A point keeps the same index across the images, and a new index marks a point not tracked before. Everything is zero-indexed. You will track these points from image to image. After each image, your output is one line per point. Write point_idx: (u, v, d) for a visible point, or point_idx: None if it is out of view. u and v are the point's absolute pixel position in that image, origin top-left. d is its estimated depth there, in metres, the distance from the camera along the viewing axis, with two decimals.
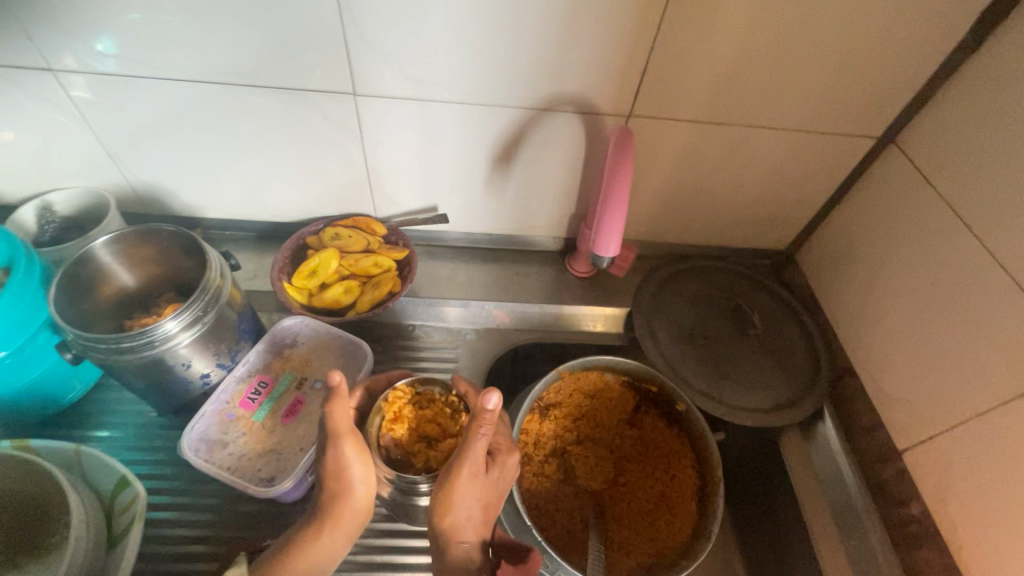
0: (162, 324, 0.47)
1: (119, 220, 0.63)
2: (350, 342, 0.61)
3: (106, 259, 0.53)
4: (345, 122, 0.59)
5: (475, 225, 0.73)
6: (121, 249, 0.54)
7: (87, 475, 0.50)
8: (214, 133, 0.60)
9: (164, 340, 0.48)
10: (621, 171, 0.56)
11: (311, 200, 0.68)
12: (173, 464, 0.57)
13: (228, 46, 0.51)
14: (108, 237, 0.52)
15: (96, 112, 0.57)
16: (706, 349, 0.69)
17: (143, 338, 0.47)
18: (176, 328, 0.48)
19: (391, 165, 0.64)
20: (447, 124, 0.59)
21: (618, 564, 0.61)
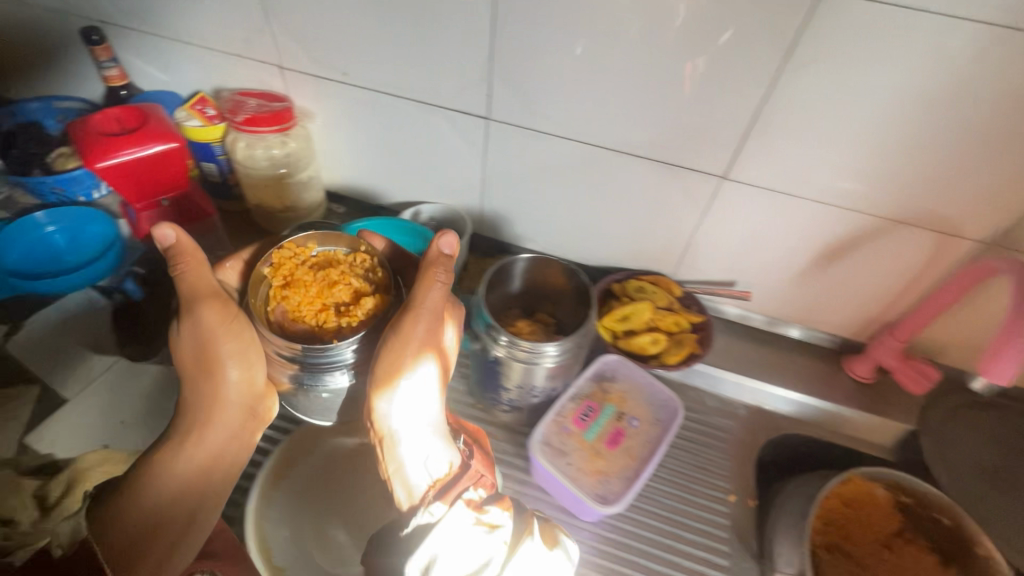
0: (544, 346, 0.54)
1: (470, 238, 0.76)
2: (662, 395, 0.62)
3: (514, 271, 0.62)
4: (698, 196, 0.66)
5: (763, 307, 0.75)
6: (524, 268, 0.62)
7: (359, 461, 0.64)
8: (578, 184, 0.70)
9: (539, 358, 0.55)
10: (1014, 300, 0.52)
11: (622, 252, 0.76)
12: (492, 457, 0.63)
13: (639, 124, 0.61)
14: (528, 257, 0.60)
15: (498, 151, 0.70)
16: (1009, 496, 0.64)
17: (529, 349, 0.54)
18: (551, 353, 0.55)
19: (717, 238, 0.70)
20: (793, 216, 0.64)
21: None
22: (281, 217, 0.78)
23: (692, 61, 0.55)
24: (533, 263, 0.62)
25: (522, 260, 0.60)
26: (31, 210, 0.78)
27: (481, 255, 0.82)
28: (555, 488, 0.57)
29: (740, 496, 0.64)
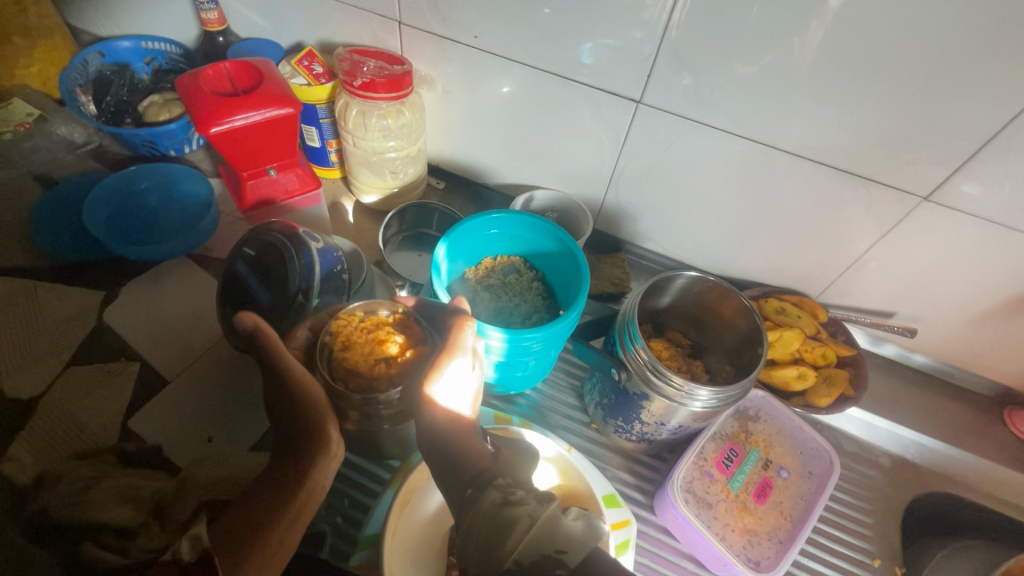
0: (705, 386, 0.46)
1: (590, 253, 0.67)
2: (814, 443, 0.55)
3: (668, 288, 0.54)
4: (882, 217, 0.56)
5: (921, 344, 0.66)
6: (681, 287, 0.54)
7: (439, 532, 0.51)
8: (730, 188, 0.60)
9: (696, 398, 0.47)
10: None
11: (763, 266, 0.67)
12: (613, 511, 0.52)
13: (833, 128, 0.51)
14: (690, 276, 0.52)
15: (640, 142, 0.61)
16: None
17: (687, 387, 0.47)
18: (713, 395, 0.47)
19: (890, 266, 0.59)
20: (1000, 253, 0.53)
21: None
22: (384, 192, 0.71)
23: (935, 59, 0.43)
24: (691, 281, 0.54)
25: (682, 277, 0.52)
26: (125, 164, 0.73)
27: (596, 251, 0.74)
28: (689, 537, 0.52)
29: (885, 560, 0.57)
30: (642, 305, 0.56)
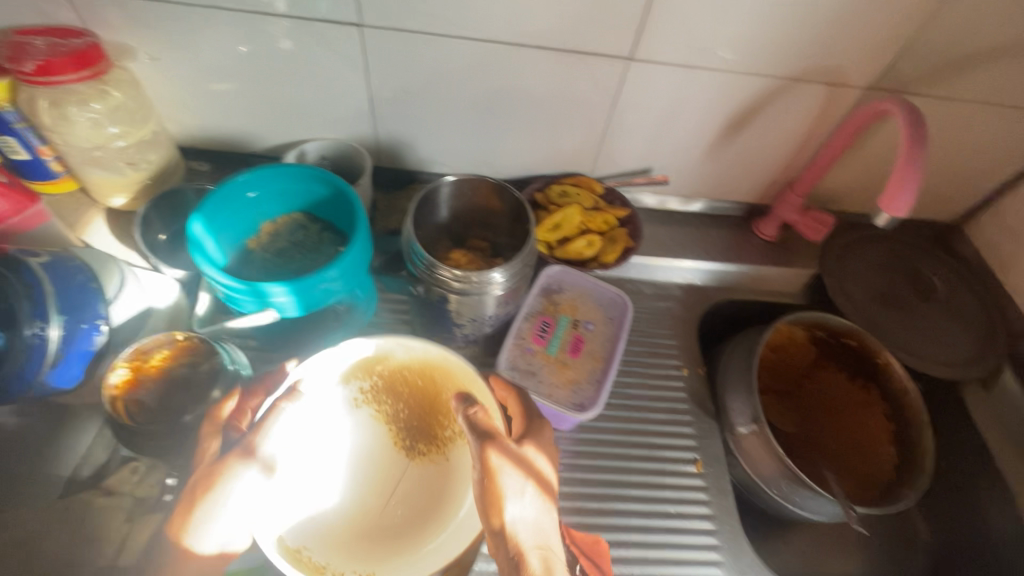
0: (492, 272, 0.50)
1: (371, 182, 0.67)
2: (610, 293, 0.63)
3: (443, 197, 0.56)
4: (608, 83, 0.62)
5: (678, 188, 0.77)
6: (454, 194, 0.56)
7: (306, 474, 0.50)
8: (480, 92, 0.63)
9: (490, 284, 0.51)
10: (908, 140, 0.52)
11: (538, 158, 0.72)
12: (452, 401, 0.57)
13: (537, 9, 0.55)
14: (453, 178, 0.54)
15: (382, 66, 0.61)
16: (896, 310, 0.74)
17: (478, 279, 0.50)
18: (503, 275, 0.51)
19: (631, 128, 0.68)
20: (700, 91, 0.63)
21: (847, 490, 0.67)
22: (132, 189, 0.63)
23: None
24: (459, 185, 0.56)
25: (447, 183, 0.54)
26: None
27: (390, 190, 0.74)
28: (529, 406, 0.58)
29: (691, 368, 0.69)
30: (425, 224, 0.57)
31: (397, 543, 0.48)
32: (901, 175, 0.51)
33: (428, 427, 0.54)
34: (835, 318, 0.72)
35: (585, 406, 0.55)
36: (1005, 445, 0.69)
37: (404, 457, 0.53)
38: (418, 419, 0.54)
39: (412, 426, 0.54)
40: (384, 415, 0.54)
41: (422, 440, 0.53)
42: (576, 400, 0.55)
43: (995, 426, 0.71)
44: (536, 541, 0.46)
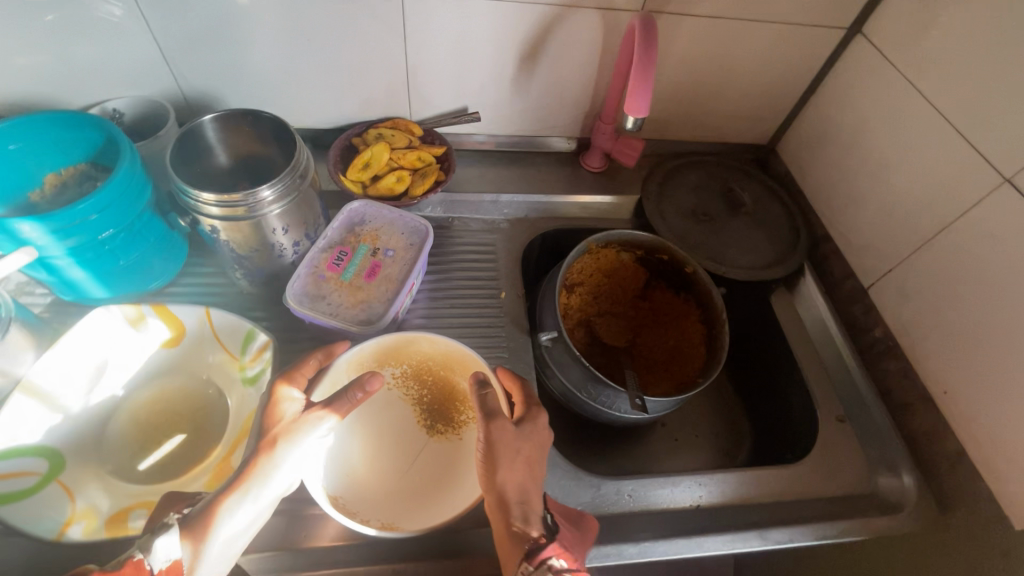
0: (255, 194, 0.52)
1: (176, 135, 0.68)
2: (411, 221, 0.66)
3: (213, 136, 0.57)
4: (392, 20, 0.65)
5: (500, 127, 0.80)
6: (225, 132, 0.58)
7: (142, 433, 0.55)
8: (269, 37, 0.65)
9: (260, 206, 0.53)
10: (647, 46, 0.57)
11: (352, 104, 0.74)
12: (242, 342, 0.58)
13: None
14: (215, 114, 0.55)
15: (160, 15, 0.61)
16: (707, 224, 0.80)
17: (242, 202, 0.52)
18: (270, 197, 0.53)
19: (431, 67, 0.71)
20: (483, 24, 0.67)
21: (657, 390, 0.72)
22: None
23: None
24: (228, 123, 0.57)
25: (210, 121, 0.55)
26: None
27: None
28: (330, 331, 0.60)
29: (510, 292, 0.73)
30: (204, 167, 0.59)
31: (409, 510, 0.53)
32: (636, 81, 0.56)
33: (446, 410, 0.59)
34: (638, 234, 0.77)
35: (377, 320, 0.58)
36: (804, 336, 0.76)
37: (425, 435, 0.59)
38: (438, 400, 0.59)
39: (434, 408, 0.60)
40: (410, 397, 0.60)
41: (444, 421, 0.59)
42: (366, 316, 0.58)
43: (798, 320, 0.77)
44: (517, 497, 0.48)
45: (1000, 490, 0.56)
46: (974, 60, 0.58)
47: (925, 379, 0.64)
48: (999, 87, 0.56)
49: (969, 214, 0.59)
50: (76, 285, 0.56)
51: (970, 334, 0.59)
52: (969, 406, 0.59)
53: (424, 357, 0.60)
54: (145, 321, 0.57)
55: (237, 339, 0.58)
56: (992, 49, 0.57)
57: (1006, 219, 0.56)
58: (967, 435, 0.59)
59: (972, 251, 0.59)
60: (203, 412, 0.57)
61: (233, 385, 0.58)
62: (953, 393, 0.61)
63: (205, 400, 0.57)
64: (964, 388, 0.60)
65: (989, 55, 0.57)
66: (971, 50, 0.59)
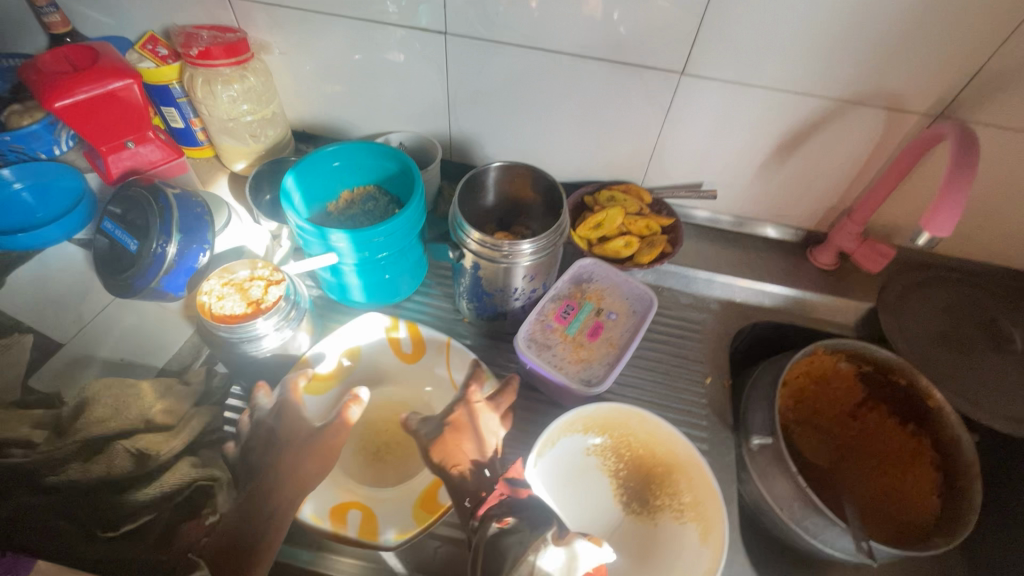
0: (520, 244, 0.56)
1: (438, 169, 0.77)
2: (637, 289, 0.66)
3: (489, 181, 0.63)
4: (660, 96, 0.67)
5: (729, 206, 0.79)
6: (500, 180, 0.64)
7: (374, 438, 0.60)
8: (542, 98, 0.71)
9: (519, 255, 0.57)
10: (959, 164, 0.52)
11: (591, 164, 0.78)
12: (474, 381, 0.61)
13: (595, 25, 0.62)
14: (500, 164, 0.61)
15: (459, 70, 0.70)
16: (959, 354, 0.69)
17: (506, 249, 0.56)
18: (531, 248, 0.57)
19: (681, 142, 0.72)
20: (750, 110, 0.66)
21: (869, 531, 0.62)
22: (250, 157, 0.78)
23: None
24: (505, 173, 0.63)
25: (494, 168, 0.61)
26: None
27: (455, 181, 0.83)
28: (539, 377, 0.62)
29: (714, 378, 0.69)
30: (472, 205, 0.65)
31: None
32: (941, 197, 0.51)
33: (642, 491, 0.56)
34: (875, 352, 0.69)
35: (596, 383, 0.58)
36: None
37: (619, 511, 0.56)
38: (636, 480, 0.57)
39: (629, 485, 0.57)
40: (606, 468, 0.58)
41: (639, 501, 0.56)
42: (586, 377, 0.59)
43: None
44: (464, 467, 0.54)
45: None
46: None
47: None
48: None
49: None
50: (345, 288, 0.65)
51: None
52: None
53: (628, 432, 0.57)
54: (395, 335, 0.63)
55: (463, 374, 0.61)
56: None
57: None
58: None
59: None
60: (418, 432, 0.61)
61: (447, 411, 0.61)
62: None
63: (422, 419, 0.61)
64: None
65: None
66: None
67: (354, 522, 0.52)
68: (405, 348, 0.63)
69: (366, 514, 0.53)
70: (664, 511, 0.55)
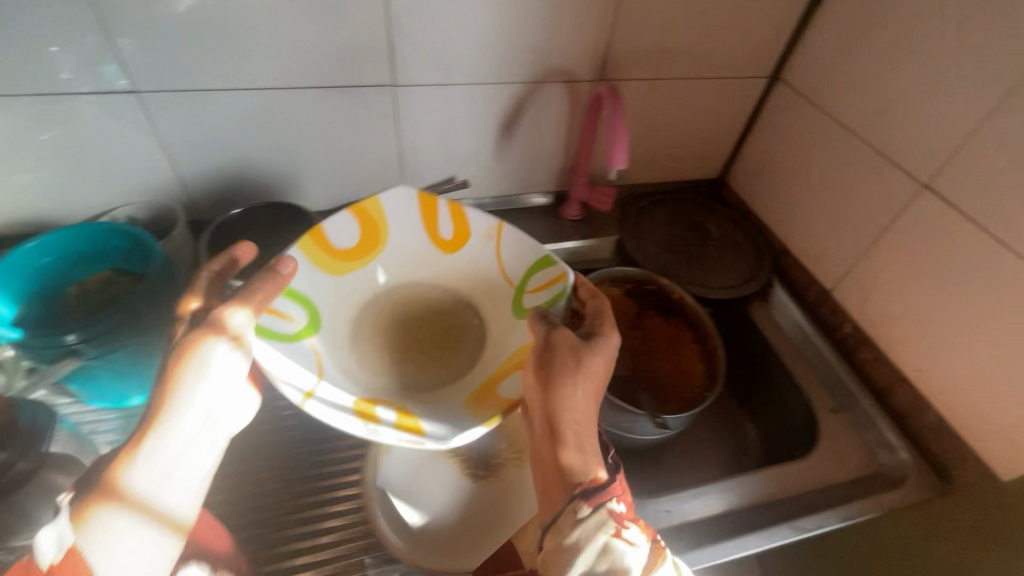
0: None
1: (187, 233, 0.71)
2: None
3: (241, 230, 0.67)
4: (384, 109, 0.72)
5: (487, 189, 0.88)
6: (246, 224, 0.68)
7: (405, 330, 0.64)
8: (273, 134, 0.71)
9: None
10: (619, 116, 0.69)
11: (351, 185, 0.80)
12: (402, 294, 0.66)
13: (295, 56, 0.64)
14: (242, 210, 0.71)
15: (169, 126, 0.66)
16: (683, 254, 0.88)
17: None
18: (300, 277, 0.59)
19: (421, 144, 0.78)
20: (465, 103, 0.75)
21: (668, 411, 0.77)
22: None
23: None
24: (249, 210, 0.72)
25: (231, 219, 0.66)
26: None
27: None
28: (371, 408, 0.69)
29: None
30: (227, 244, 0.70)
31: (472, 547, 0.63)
32: (613, 144, 0.69)
33: (487, 458, 0.71)
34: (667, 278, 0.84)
35: None
36: (786, 340, 0.84)
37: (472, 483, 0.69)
38: (480, 452, 0.71)
39: (478, 458, 0.71)
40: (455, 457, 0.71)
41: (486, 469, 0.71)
42: None
43: (777, 327, 0.85)
44: (572, 417, 0.56)
45: (983, 450, 0.63)
46: (877, 92, 0.71)
47: (899, 362, 0.72)
48: (899, 112, 0.68)
49: (901, 217, 0.70)
50: (123, 371, 0.61)
51: (924, 315, 0.68)
52: (938, 380, 0.67)
53: None
54: (434, 213, 0.63)
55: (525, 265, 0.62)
56: (888, 82, 0.69)
57: (933, 218, 0.66)
58: (943, 405, 0.67)
59: (911, 248, 0.69)
60: (460, 331, 0.64)
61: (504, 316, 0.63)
62: (923, 370, 0.69)
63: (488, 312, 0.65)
64: (931, 363, 0.68)
65: (887, 86, 0.70)
66: (873, 84, 0.71)
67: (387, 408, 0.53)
68: (446, 232, 0.64)
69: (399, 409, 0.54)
70: (507, 465, 0.71)
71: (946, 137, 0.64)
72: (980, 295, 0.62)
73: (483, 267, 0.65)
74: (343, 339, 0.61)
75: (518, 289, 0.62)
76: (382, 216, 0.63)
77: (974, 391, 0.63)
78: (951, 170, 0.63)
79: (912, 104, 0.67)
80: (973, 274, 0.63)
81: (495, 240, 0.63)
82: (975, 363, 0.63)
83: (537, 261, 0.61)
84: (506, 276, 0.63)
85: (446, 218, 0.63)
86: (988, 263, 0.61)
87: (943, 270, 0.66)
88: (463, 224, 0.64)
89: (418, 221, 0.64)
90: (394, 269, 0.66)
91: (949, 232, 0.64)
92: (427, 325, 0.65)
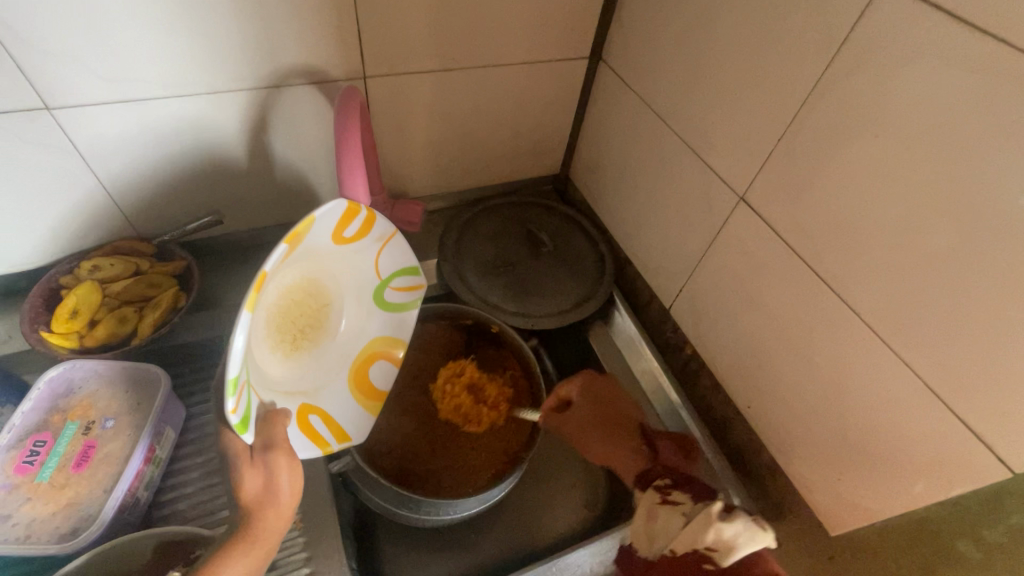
0: None
1: None
2: (138, 373, 0.55)
3: None
4: (53, 141, 0.53)
5: (261, 219, 0.71)
6: None
7: (287, 327, 0.52)
8: None
9: None
10: (351, 125, 0.55)
11: (51, 240, 0.60)
12: (285, 311, 0.51)
13: None
14: None
15: None
16: (510, 275, 0.75)
17: None
18: None
19: (136, 177, 0.59)
20: (180, 122, 0.57)
21: (480, 473, 0.66)
22: None
23: None
24: None
25: None
26: None
27: None
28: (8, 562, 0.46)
29: None
30: None
31: None
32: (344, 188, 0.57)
33: None
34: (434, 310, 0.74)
35: (88, 520, 0.47)
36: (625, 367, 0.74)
37: None
38: None
39: None
40: None
41: None
42: (67, 525, 0.46)
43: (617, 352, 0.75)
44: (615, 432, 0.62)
45: (811, 499, 0.56)
46: (690, 82, 0.59)
47: (731, 394, 0.64)
48: (710, 108, 0.57)
49: (722, 231, 0.60)
50: None
51: (750, 344, 0.60)
52: (766, 418, 0.59)
53: None
54: (349, 219, 0.51)
55: (394, 266, 0.61)
56: (700, 69, 0.58)
57: (751, 234, 0.56)
58: (773, 444, 0.59)
59: (733, 268, 0.59)
60: (323, 312, 0.56)
61: (360, 303, 0.61)
62: (754, 406, 0.61)
63: (334, 294, 0.57)
64: (759, 397, 0.60)
65: (698, 74, 0.58)
66: (685, 72, 0.60)
67: (319, 430, 0.56)
68: (350, 232, 0.53)
69: (321, 413, 0.57)
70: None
71: (756, 141, 0.53)
72: (798, 328, 0.53)
73: (358, 260, 0.57)
74: (252, 355, 0.47)
75: (383, 283, 0.60)
76: (298, 236, 0.45)
77: (799, 433, 0.56)
78: (762, 180, 0.53)
79: (723, 97, 0.56)
80: (791, 302, 0.53)
81: (384, 244, 0.58)
82: (797, 401, 0.55)
83: (404, 267, 0.62)
84: (373, 271, 0.59)
85: (360, 222, 0.53)
86: (803, 291, 0.52)
87: (765, 295, 0.56)
88: (371, 224, 0.55)
89: (317, 231, 0.48)
90: (306, 261, 0.51)
91: (765, 253, 0.55)
92: (295, 315, 0.52)
